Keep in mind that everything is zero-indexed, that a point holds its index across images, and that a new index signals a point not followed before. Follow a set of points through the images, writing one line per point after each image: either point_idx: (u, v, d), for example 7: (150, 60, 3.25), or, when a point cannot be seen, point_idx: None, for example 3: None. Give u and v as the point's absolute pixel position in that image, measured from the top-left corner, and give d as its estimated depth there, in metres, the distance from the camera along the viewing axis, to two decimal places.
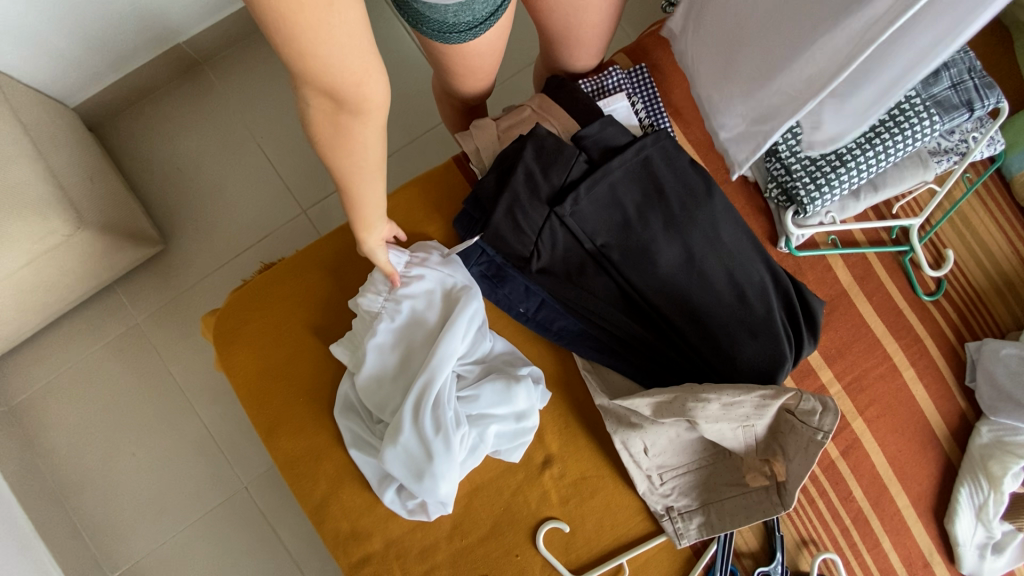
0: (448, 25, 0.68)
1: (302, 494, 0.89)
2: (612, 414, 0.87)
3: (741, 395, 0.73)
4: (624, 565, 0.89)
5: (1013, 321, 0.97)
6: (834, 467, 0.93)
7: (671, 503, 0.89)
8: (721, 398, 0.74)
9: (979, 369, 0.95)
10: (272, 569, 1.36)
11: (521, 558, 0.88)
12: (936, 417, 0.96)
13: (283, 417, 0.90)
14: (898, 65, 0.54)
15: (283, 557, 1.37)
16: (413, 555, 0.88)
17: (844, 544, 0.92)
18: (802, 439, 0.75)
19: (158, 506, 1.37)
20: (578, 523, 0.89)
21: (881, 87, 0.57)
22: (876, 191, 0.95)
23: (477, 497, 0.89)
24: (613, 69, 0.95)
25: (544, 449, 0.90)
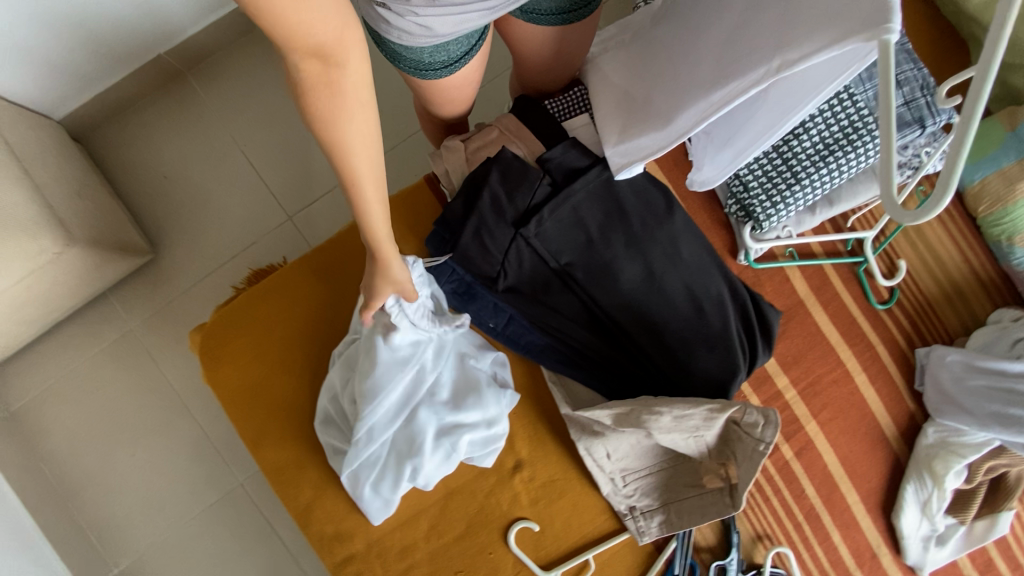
0: (424, 64, 0.73)
1: (289, 500, 0.95)
2: (576, 422, 0.92)
3: (691, 408, 0.79)
4: (590, 560, 0.95)
5: (961, 328, 1.02)
6: (788, 467, 0.99)
7: (633, 503, 0.95)
8: (673, 412, 0.80)
9: (926, 373, 1.00)
10: (268, 560, 1.43)
11: (494, 555, 0.94)
12: (886, 419, 1.01)
13: (269, 429, 0.96)
14: (754, 124, 0.74)
15: (278, 549, 1.44)
16: (393, 554, 0.94)
17: (796, 538, 0.99)
18: (748, 448, 0.81)
19: (157, 504, 1.43)
20: (547, 522, 0.96)
21: (743, 139, 0.77)
22: (832, 206, 0.98)
23: (452, 500, 0.95)
24: (578, 89, 0.99)
25: (514, 455, 0.96)
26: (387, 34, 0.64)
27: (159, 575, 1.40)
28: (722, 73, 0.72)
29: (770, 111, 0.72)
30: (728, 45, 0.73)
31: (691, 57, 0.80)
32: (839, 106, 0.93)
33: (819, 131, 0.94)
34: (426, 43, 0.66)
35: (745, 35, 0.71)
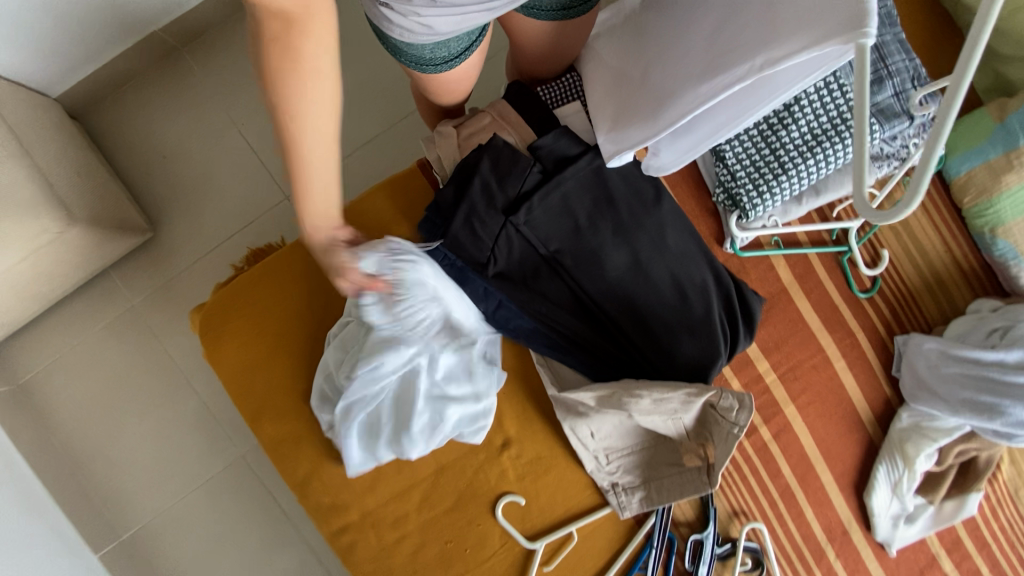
0: (424, 59, 0.73)
1: (287, 473, 1.00)
2: (562, 402, 0.96)
3: (669, 392, 0.82)
4: (574, 532, 1.00)
5: (940, 316, 1.05)
6: (766, 447, 1.03)
7: (616, 479, 1.00)
8: (652, 395, 0.83)
9: (904, 361, 1.03)
10: (270, 526, 1.50)
11: (482, 526, 0.99)
12: (863, 403, 1.04)
13: (267, 407, 1.00)
14: (721, 115, 0.78)
15: (279, 516, 1.51)
16: (386, 524, 0.99)
17: (771, 514, 1.03)
18: (723, 431, 0.84)
19: (162, 473, 1.49)
20: (533, 497, 1.00)
21: (707, 129, 0.80)
22: (818, 196, 1.00)
23: (442, 475, 1.00)
24: (571, 75, 1.00)
25: (503, 432, 1.00)
26: (389, 30, 0.64)
27: (165, 539, 1.47)
28: (707, 66, 0.73)
29: (739, 105, 0.75)
30: (712, 40, 0.74)
31: (675, 47, 0.81)
32: (827, 96, 0.94)
33: (806, 122, 0.95)
34: (426, 40, 0.66)
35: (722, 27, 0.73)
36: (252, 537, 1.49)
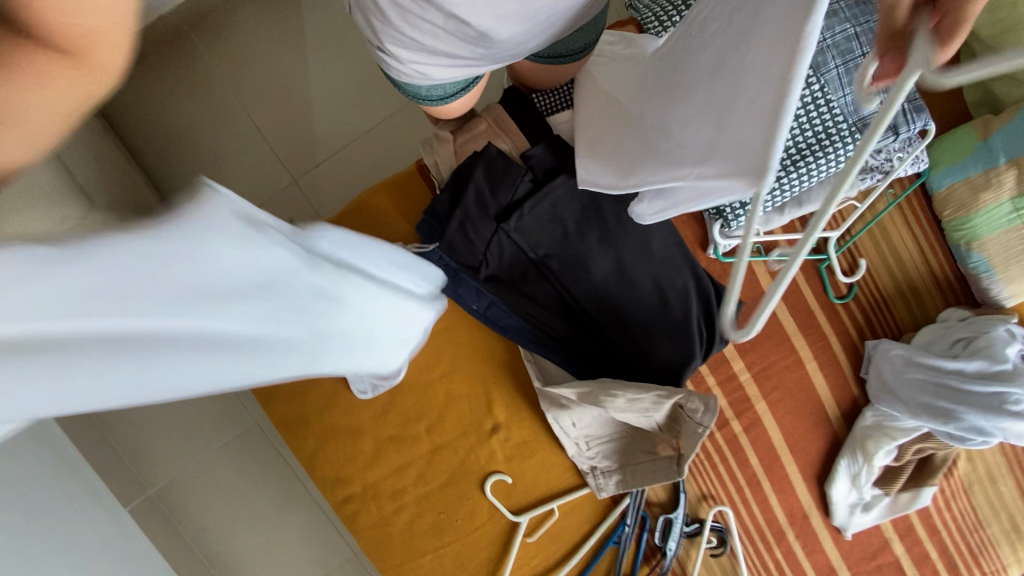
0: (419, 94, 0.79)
1: (298, 447, 1.11)
2: (546, 396, 1.03)
3: (641, 393, 0.91)
4: (555, 509, 1.10)
5: (911, 323, 1.11)
6: (736, 439, 1.11)
7: (594, 463, 1.09)
8: (626, 395, 0.92)
9: (871, 364, 1.09)
10: (282, 484, 1.65)
11: (472, 501, 1.10)
12: (830, 402, 1.12)
13: (278, 389, 1.09)
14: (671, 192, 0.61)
15: (290, 476, 1.65)
16: (386, 496, 1.10)
17: (737, 499, 1.12)
18: (689, 430, 0.92)
19: (180, 440, 1.59)
20: (519, 476, 1.10)
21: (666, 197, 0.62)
22: (800, 207, 1.05)
23: (437, 455, 1.09)
24: (565, 83, 1.03)
25: (492, 419, 1.09)
26: (393, 68, 0.70)
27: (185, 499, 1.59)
28: (682, 141, 0.59)
29: (685, 187, 0.58)
30: (706, 106, 0.57)
31: (671, 102, 0.66)
32: (815, 111, 0.97)
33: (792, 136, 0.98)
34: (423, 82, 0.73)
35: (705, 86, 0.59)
36: (266, 494, 1.64)
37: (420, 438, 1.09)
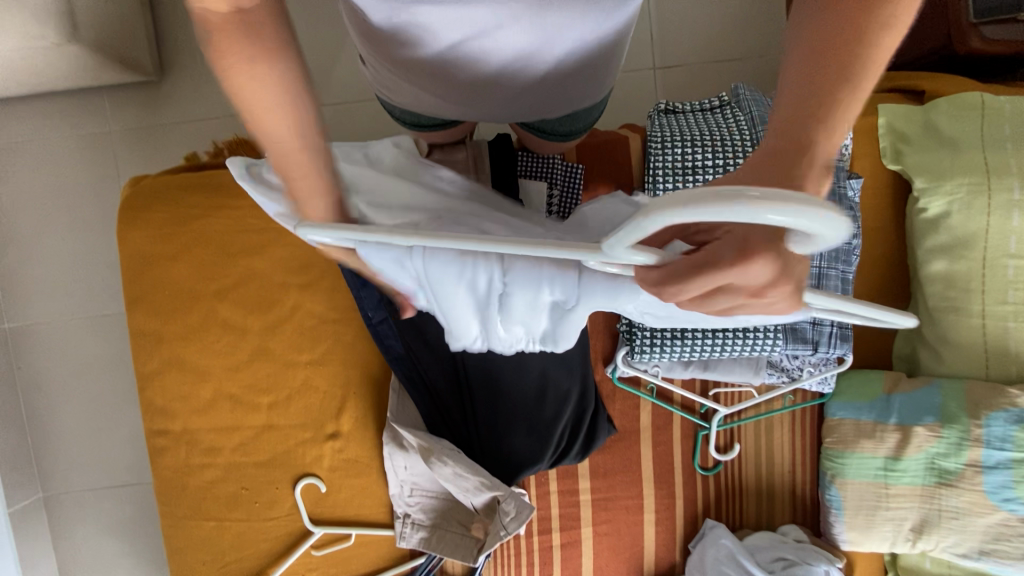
0: (404, 116, 0.77)
1: (140, 361, 1.06)
2: (390, 427, 1.02)
3: (468, 473, 0.96)
4: (352, 535, 1.08)
5: (754, 521, 1.12)
6: (549, 550, 1.10)
7: (409, 511, 1.06)
8: (454, 468, 0.96)
9: (701, 540, 1.09)
10: (131, 384, 1.53)
11: (278, 491, 1.07)
12: (650, 556, 1.12)
13: (149, 298, 1.04)
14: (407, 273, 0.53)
15: None
16: (200, 448, 1.06)
17: None
18: (495, 526, 0.98)
19: (62, 291, 1.52)
20: (333, 490, 1.08)
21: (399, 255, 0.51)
22: (703, 369, 1.06)
23: (267, 432, 1.06)
24: (553, 156, 1.03)
25: (336, 425, 1.07)
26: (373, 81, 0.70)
27: (37, 348, 1.52)
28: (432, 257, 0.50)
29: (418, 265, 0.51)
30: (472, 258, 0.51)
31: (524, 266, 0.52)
32: None
33: None
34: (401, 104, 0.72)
35: (593, 287, 0.52)
36: (112, 383, 1.54)
37: (260, 410, 1.06)
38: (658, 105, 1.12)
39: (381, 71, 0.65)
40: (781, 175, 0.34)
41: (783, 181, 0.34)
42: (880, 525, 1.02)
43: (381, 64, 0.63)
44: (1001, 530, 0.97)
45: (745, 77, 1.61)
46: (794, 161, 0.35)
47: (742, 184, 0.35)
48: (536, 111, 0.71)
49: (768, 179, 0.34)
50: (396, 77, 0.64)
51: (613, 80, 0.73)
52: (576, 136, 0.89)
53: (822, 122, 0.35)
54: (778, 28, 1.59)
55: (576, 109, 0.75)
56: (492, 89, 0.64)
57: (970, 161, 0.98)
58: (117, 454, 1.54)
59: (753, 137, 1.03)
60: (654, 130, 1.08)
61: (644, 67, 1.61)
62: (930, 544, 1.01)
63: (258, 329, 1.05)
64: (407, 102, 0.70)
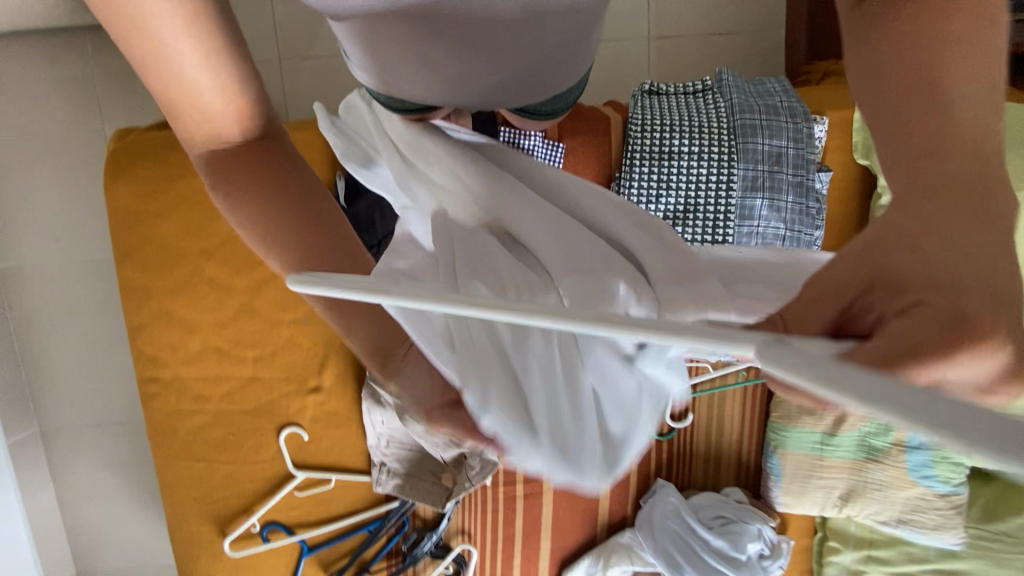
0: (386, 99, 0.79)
1: (129, 312, 1.10)
2: (369, 385, 1.10)
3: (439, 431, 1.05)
4: (332, 480, 1.17)
5: (701, 482, 1.23)
6: (513, 499, 1.21)
7: (385, 461, 1.15)
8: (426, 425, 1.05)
9: (651, 497, 1.20)
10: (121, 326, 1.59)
11: (264, 438, 1.15)
12: (604, 509, 1.23)
13: (138, 253, 1.08)
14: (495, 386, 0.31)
15: None
16: (189, 395, 1.13)
17: (485, 548, 1.22)
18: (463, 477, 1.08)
19: (49, 234, 1.54)
20: (315, 439, 1.16)
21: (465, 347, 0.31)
22: None
23: (253, 384, 1.13)
24: (533, 135, 1.05)
25: (318, 380, 1.14)
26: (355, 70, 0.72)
27: (27, 288, 1.55)
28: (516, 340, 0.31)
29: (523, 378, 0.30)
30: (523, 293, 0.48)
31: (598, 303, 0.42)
32: None
33: None
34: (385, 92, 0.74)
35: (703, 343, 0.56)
36: (103, 325, 1.59)
37: (246, 363, 1.13)
38: (642, 85, 1.13)
39: (363, 64, 0.68)
40: (975, 217, 0.25)
41: (974, 214, 0.25)
42: (811, 491, 1.14)
43: (361, 59, 0.67)
44: (918, 503, 1.08)
45: (737, 53, 1.60)
46: (976, 179, 0.26)
47: (915, 225, 0.26)
48: (520, 99, 0.74)
49: (951, 220, 0.25)
50: (378, 72, 0.68)
51: (591, 60, 0.77)
52: (556, 116, 0.91)
53: (963, 109, 0.27)
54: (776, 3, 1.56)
55: (555, 90, 0.77)
56: (468, 89, 0.67)
57: None
58: (110, 390, 1.61)
59: (730, 125, 1.06)
60: (635, 111, 1.10)
61: (637, 36, 1.59)
62: (855, 510, 1.14)
63: (244, 288, 1.10)
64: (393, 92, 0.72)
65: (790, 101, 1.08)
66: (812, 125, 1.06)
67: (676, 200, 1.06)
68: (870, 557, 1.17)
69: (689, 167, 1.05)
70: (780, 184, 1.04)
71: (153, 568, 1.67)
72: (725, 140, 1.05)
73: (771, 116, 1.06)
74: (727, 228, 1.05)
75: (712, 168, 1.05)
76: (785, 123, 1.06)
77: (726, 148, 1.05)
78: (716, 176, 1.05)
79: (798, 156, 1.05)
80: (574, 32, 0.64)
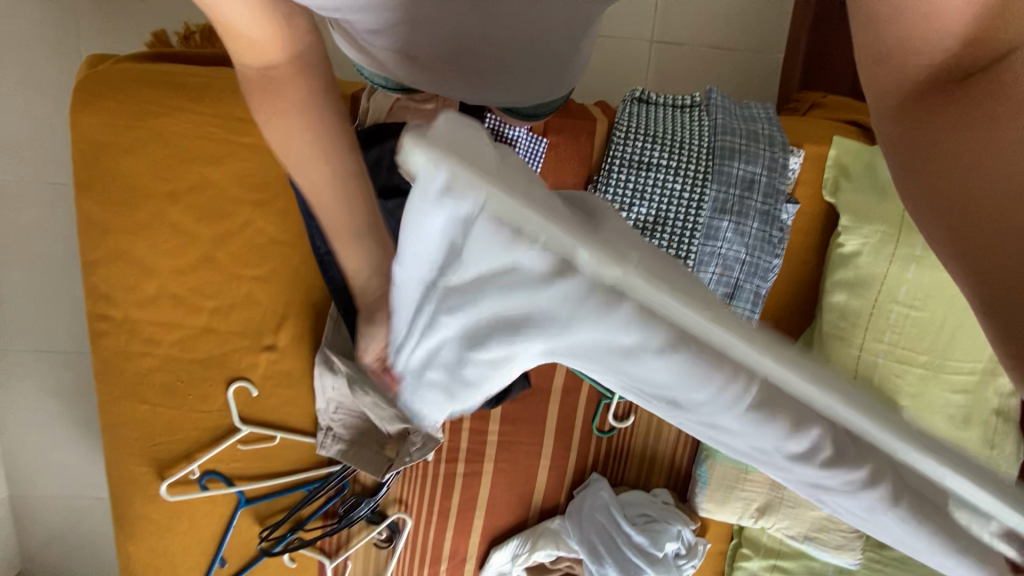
0: (370, 74, 0.82)
1: (85, 247, 1.07)
2: (323, 350, 1.11)
3: (384, 406, 1.06)
4: (275, 437, 1.18)
5: (632, 480, 1.30)
6: (452, 477, 1.25)
7: (332, 424, 1.15)
8: (372, 399, 1.06)
9: (585, 488, 1.26)
10: (65, 256, 1.47)
11: (212, 388, 1.15)
12: (540, 495, 1.28)
13: (101, 186, 1.05)
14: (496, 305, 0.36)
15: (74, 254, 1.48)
16: (140, 337, 1.12)
17: (419, 517, 1.26)
18: (405, 449, 1.11)
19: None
20: (264, 395, 1.17)
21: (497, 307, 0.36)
22: None
23: (206, 335, 1.13)
24: (518, 127, 1.04)
25: (273, 338, 1.14)
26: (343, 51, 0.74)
27: None
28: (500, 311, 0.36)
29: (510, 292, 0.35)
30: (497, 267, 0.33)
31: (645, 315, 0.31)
32: None
33: None
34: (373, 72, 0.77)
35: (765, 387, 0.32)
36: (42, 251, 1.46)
37: (201, 313, 1.12)
38: (633, 92, 1.13)
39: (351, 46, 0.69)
40: None
41: None
42: (733, 501, 1.21)
43: (356, 51, 0.70)
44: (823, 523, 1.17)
45: (734, 69, 1.61)
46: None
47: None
48: (507, 99, 0.76)
49: None
50: (365, 50, 0.67)
51: (578, 78, 0.81)
52: (536, 117, 0.93)
53: None
54: (780, 24, 1.57)
55: (546, 95, 0.80)
56: (453, 69, 0.67)
57: (891, 211, 1.06)
58: (48, 323, 1.51)
59: (710, 145, 1.08)
60: (621, 117, 1.10)
61: (640, 38, 1.58)
62: (769, 523, 1.22)
63: (208, 238, 1.09)
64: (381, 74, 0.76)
65: (772, 130, 1.11)
66: (788, 156, 1.09)
67: (647, 211, 1.08)
68: (775, 566, 1.24)
69: (664, 181, 1.07)
70: (748, 211, 1.08)
71: (82, 503, 1.62)
72: (703, 158, 1.08)
73: (750, 143, 1.08)
74: (691, 246, 1.09)
75: (686, 185, 1.07)
76: (763, 151, 1.08)
77: (702, 167, 1.07)
78: (689, 194, 1.07)
79: (770, 184, 1.08)
80: (559, 43, 0.65)
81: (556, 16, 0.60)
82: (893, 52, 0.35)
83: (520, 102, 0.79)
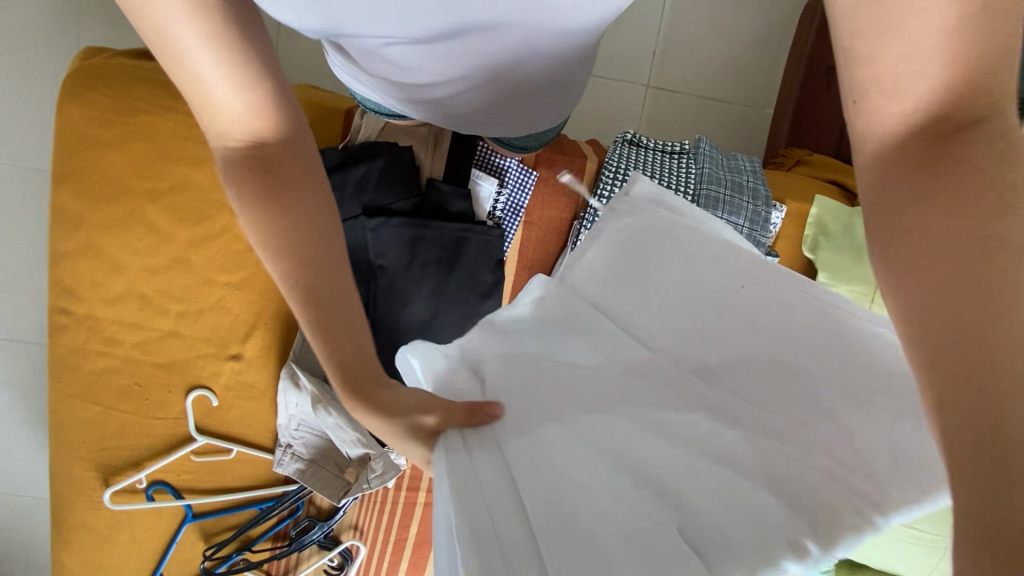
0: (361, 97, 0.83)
1: (54, 237, 1.04)
2: (291, 365, 1.08)
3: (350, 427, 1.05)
4: (231, 451, 1.13)
5: None
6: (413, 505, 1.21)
7: (292, 443, 1.11)
8: (337, 419, 1.05)
9: None
10: (33, 245, 1.43)
11: (170, 395, 1.10)
12: None
13: (78, 177, 1.03)
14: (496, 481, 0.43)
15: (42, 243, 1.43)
16: (100, 336, 1.07)
17: (373, 546, 1.21)
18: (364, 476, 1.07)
19: None
20: (223, 406, 1.12)
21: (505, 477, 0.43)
22: None
23: (169, 339, 1.09)
24: (508, 157, 1.06)
25: (240, 348, 1.11)
26: (335, 65, 0.75)
27: None
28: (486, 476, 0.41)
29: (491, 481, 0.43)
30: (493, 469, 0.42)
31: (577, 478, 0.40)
32: None
33: None
34: (369, 93, 0.79)
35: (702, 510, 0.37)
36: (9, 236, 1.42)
37: (167, 316, 1.08)
38: (624, 134, 1.16)
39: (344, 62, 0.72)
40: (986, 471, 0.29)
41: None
42: None
43: (349, 67, 0.72)
44: None
45: (725, 122, 1.65)
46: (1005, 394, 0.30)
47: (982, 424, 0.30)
48: (500, 127, 0.80)
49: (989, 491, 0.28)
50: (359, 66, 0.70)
51: (571, 107, 0.82)
52: (526, 150, 0.94)
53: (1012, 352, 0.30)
54: (773, 83, 1.62)
55: (535, 126, 0.82)
56: (443, 80, 0.69)
57: (866, 272, 1.09)
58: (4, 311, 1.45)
59: (695, 192, 1.10)
60: (611, 157, 1.12)
61: (637, 84, 1.62)
62: None
63: (184, 240, 1.06)
64: (375, 96, 0.78)
65: (756, 182, 1.13)
66: (770, 210, 1.11)
67: None
68: None
69: None
70: None
71: (21, 501, 1.53)
72: None
73: (734, 193, 1.10)
74: None
75: None
76: (747, 203, 1.10)
77: None
78: None
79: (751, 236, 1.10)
80: (544, 62, 0.67)
81: (545, 36, 0.61)
82: (877, 110, 0.41)
83: (512, 132, 0.82)
